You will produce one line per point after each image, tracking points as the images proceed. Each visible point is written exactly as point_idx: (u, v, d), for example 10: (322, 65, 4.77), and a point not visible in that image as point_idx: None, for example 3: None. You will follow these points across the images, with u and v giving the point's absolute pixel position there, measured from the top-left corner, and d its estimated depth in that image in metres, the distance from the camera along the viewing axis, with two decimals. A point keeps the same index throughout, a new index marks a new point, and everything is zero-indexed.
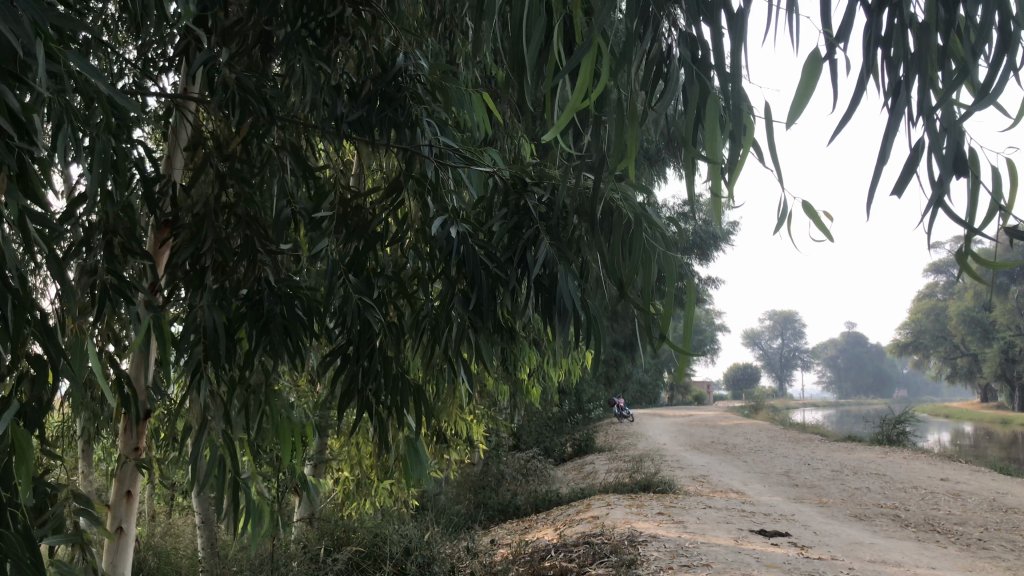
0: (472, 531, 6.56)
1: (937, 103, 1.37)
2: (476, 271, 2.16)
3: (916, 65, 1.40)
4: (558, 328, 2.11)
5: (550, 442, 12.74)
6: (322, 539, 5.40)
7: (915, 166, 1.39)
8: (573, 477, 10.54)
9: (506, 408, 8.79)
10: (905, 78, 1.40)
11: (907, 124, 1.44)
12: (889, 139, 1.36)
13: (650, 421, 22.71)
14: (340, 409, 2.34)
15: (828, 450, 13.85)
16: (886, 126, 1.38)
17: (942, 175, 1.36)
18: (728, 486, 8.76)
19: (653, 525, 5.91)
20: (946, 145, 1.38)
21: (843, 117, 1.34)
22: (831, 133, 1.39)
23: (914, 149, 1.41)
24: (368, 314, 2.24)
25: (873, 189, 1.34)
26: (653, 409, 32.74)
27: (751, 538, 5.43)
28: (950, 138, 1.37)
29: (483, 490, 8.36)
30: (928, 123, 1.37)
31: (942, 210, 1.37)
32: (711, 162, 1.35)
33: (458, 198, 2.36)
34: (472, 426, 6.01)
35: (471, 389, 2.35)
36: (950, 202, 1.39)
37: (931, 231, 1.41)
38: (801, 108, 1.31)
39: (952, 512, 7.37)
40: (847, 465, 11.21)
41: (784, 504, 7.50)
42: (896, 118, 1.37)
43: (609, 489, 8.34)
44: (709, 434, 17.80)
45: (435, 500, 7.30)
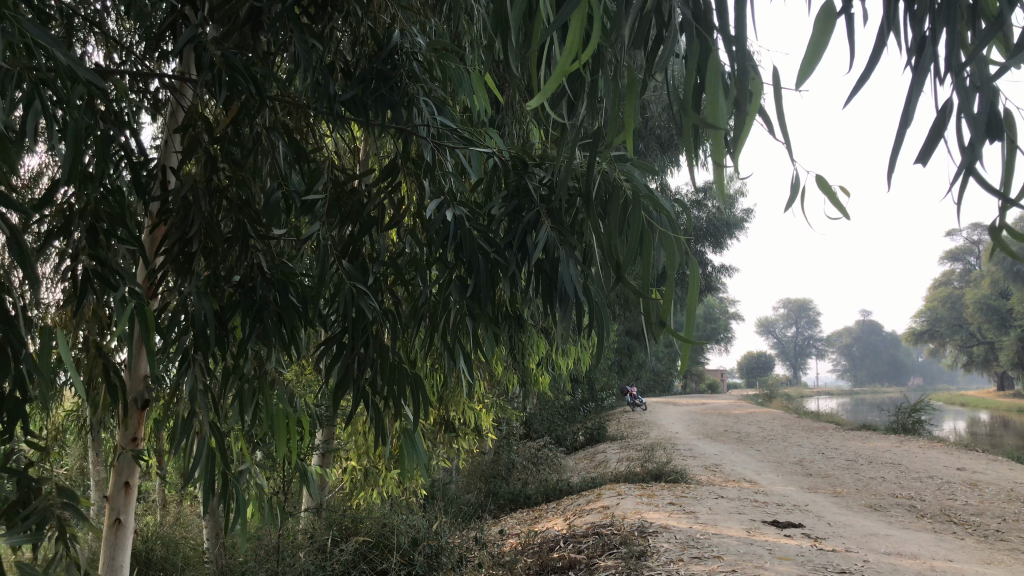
0: (481, 522, 6.48)
1: (967, 58, 1.29)
2: (473, 256, 2.07)
3: (943, 17, 1.31)
4: (559, 316, 2.02)
5: (562, 431, 12.65)
6: (329, 529, 5.34)
7: (943, 130, 1.30)
8: (585, 465, 10.46)
9: (517, 397, 8.71)
10: (932, 33, 1.32)
11: (935, 82, 1.35)
12: (914, 98, 1.27)
13: (664, 409, 22.58)
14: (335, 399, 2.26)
15: (843, 439, 13.71)
16: (911, 86, 1.29)
17: (973, 138, 1.26)
18: (740, 476, 8.66)
19: (664, 516, 5.81)
20: (976, 103, 1.29)
21: (861, 76, 1.25)
22: (849, 93, 1.30)
23: (942, 111, 1.31)
24: (361, 301, 2.16)
25: (896, 152, 1.25)
26: (667, 397, 32.61)
27: (763, 530, 5.33)
28: (979, 98, 1.27)
29: (493, 480, 8.29)
30: (957, 81, 1.28)
31: (973, 176, 1.28)
32: (715, 131, 1.26)
33: (455, 180, 2.27)
34: (481, 415, 5.93)
35: (468, 378, 2.27)
36: (982, 168, 1.30)
37: (960, 200, 1.32)
38: (813, 67, 1.21)
39: (969, 502, 7.25)
40: (862, 454, 11.09)
41: (798, 494, 7.39)
42: (919, 80, 1.28)
43: (620, 479, 8.26)
44: (722, 423, 17.67)
45: (445, 490, 7.24)
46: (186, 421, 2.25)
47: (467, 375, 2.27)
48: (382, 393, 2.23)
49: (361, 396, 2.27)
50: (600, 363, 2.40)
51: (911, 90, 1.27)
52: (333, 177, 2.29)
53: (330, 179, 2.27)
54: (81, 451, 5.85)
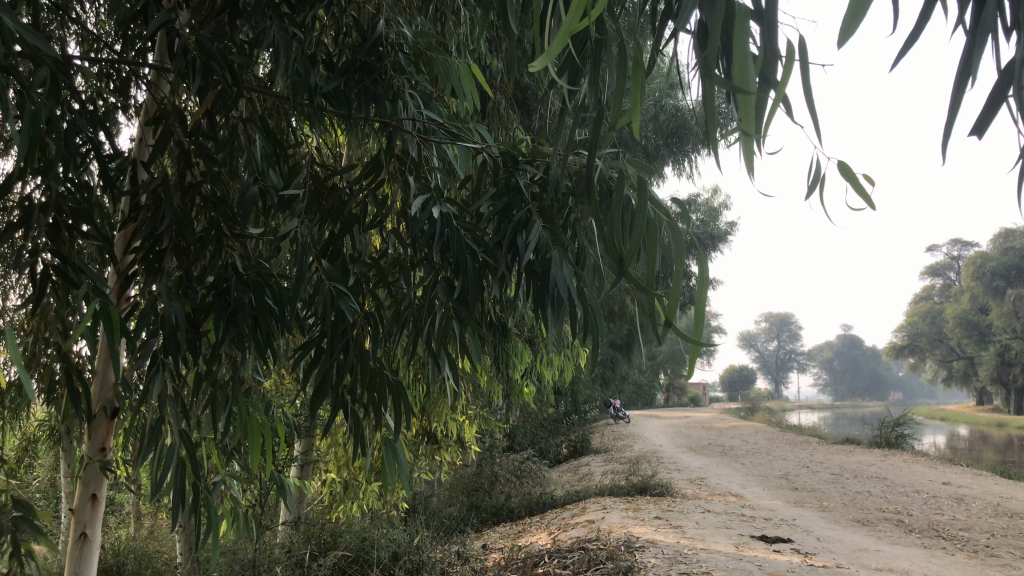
0: (464, 536, 6.35)
1: None
2: (460, 256, 1.96)
3: None
4: (552, 319, 1.90)
5: (546, 444, 12.54)
6: (306, 543, 5.18)
7: (1006, 93, 1.21)
8: (568, 478, 10.34)
9: (501, 409, 8.59)
10: None
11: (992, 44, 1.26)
12: (978, 57, 1.18)
13: (647, 423, 22.51)
14: (314, 407, 2.14)
15: (826, 453, 13.65)
16: (969, 46, 1.20)
17: None
18: (726, 490, 8.58)
19: (651, 530, 5.70)
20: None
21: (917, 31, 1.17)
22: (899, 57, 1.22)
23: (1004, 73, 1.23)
24: (341, 303, 2.04)
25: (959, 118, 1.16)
26: (650, 409, 32.55)
27: (752, 545, 5.23)
28: None
29: (476, 493, 8.16)
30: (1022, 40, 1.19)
31: None
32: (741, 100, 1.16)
33: (442, 175, 2.16)
34: (464, 427, 5.82)
35: (453, 383, 2.16)
36: None
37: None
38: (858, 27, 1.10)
39: (956, 517, 7.19)
40: (847, 468, 11.03)
41: (785, 508, 7.30)
42: (975, 41, 1.20)
43: (605, 492, 8.14)
44: (705, 437, 17.62)
45: (426, 503, 7.11)
46: (152, 429, 2.11)
47: (451, 380, 2.16)
48: (363, 400, 2.11)
49: (341, 404, 2.15)
50: (592, 371, 2.30)
51: (970, 52, 1.19)
52: (313, 171, 2.18)
53: (310, 173, 2.16)
54: (52, 460, 5.67)
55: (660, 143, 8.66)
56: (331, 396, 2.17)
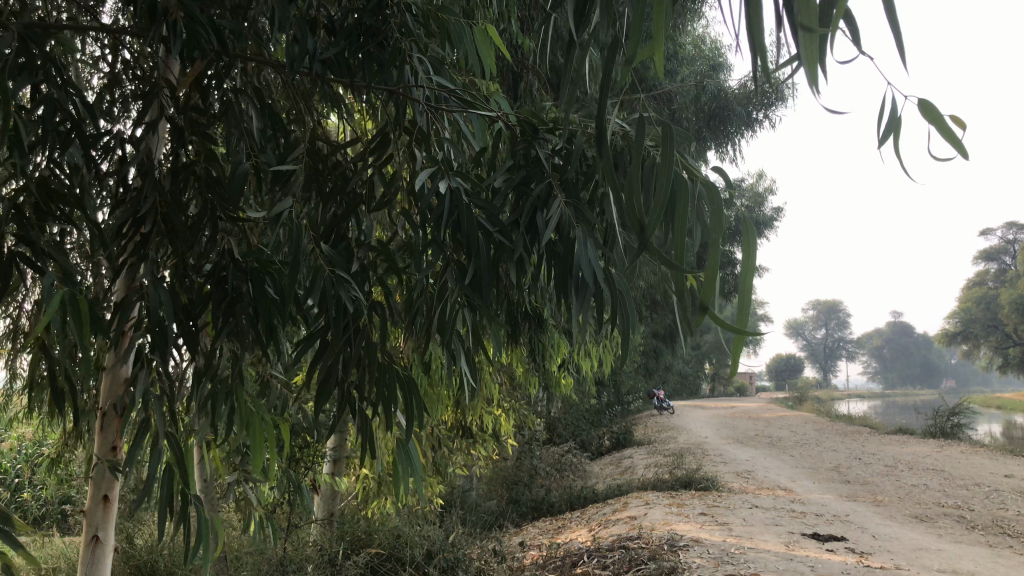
0: (500, 533, 6.15)
1: None
2: (471, 237, 1.74)
3: None
4: (567, 311, 1.67)
5: (588, 436, 12.28)
6: (340, 540, 4.96)
7: None
8: (611, 472, 10.10)
9: (540, 400, 8.37)
10: None
11: None
12: None
13: (692, 413, 22.10)
14: (316, 406, 1.95)
15: (879, 444, 13.18)
16: None
17: None
18: (775, 483, 8.27)
19: (695, 528, 5.45)
20: None
21: None
22: None
23: None
24: (341, 290, 1.84)
25: None
26: (695, 400, 32.05)
27: (803, 543, 4.96)
28: None
29: (516, 486, 7.96)
30: None
31: None
32: None
33: (453, 148, 1.94)
34: (501, 421, 5.62)
35: (467, 376, 1.96)
36: None
37: None
38: None
39: (1021, 512, 6.80)
40: (902, 459, 10.62)
41: (837, 503, 6.98)
42: None
43: (648, 486, 7.88)
44: (752, 427, 17.22)
45: (463, 497, 6.92)
46: (142, 430, 1.94)
47: (465, 373, 1.96)
48: (368, 399, 1.92)
49: (346, 402, 1.96)
50: (621, 364, 2.10)
51: None
52: (311, 146, 1.97)
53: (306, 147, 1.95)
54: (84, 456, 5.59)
55: (703, 125, 8.35)
56: (336, 393, 1.98)
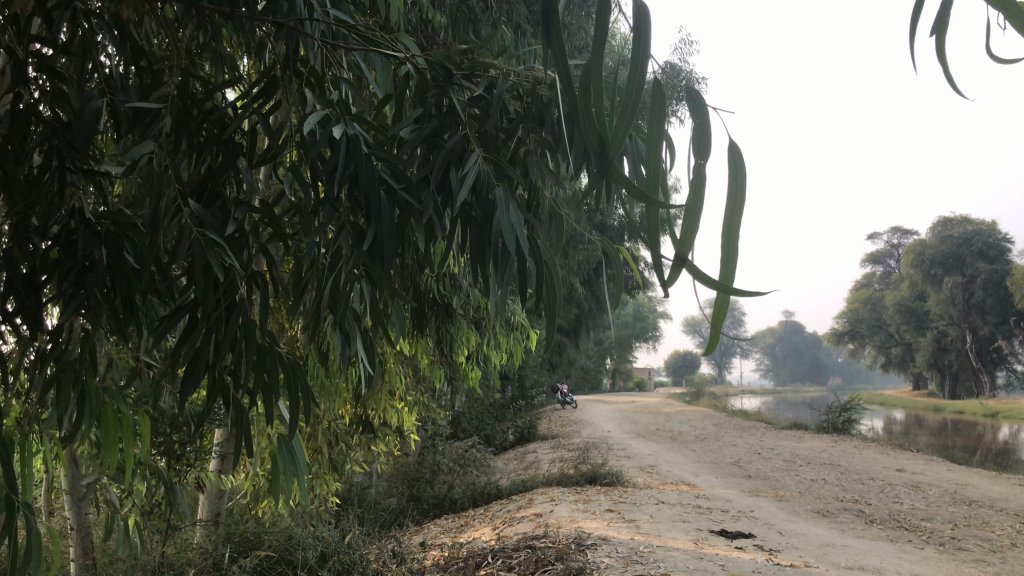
0: (399, 532, 5.85)
1: None
2: (371, 195, 1.46)
3: None
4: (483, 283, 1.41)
5: (491, 431, 12.06)
6: (225, 543, 4.51)
7: None
8: (515, 468, 9.88)
9: (444, 394, 8.08)
10: None
11: None
12: None
13: (594, 408, 22.16)
14: (183, 392, 1.64)
15: (776, 438, 13.44)
16: None
17: None
18: (678, 478, 8.23)
19: (602, 525, 5.28)
20: None
21: None
22: None
23: None
24: (212, 256, 1.53)
25: None
26: (597, 395, 32.32)
27: (712, 541, 4.85)
28: None
29: (417, 482, 7.66)
30: None
31: None
32: None
33: (352, 92, 1.64)
34: (404, 415, 5.32)
35: (364, 359, 1.69)
36: None
37: None
38: None
39: (915, 506, 6.93)
40: (799, 454, 10.79)
41: (741, 498, 6.96)
42: None
43: (553, 482, 7.70)
44: (654, 422, 17.35)
45: (362, 494, 6.59)
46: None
47: (362, 356, 1.69)
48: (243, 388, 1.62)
49: (219, 390, 1.65)
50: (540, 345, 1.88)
51: None
52: (181, 84, 1.65)
53: (175, 86, 1.63)
54: None
55: None
56: (206, 379, 1.67)
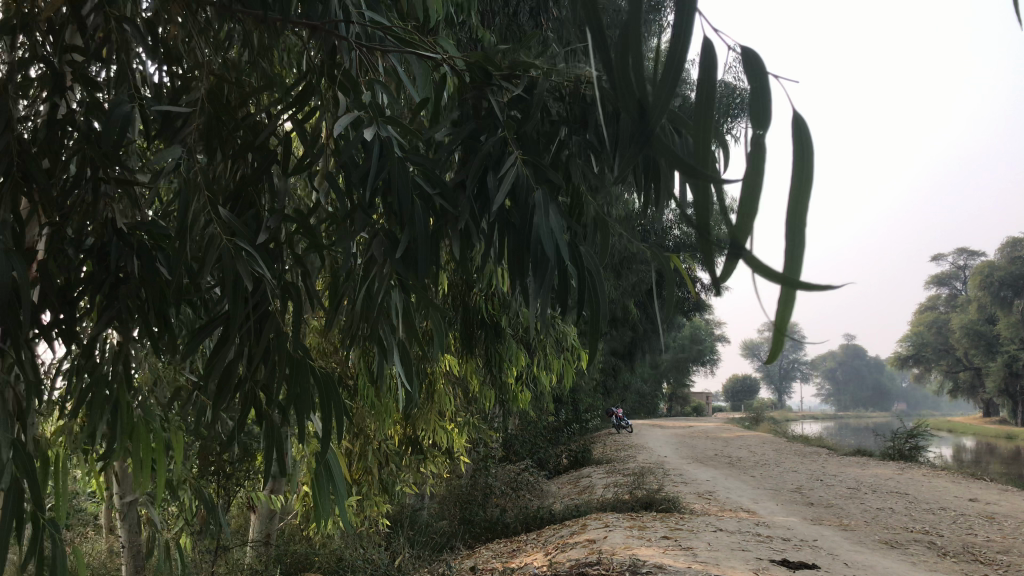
0: (449, 556, 5.75)
1: None
2: (405, 200, 1.38)
3: None
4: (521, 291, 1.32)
5: (545, 454, 11.90)
6: (275, 563, 4.46)
7: None
8: (568, 492, 9.71)
9: (496, 415, 7.98)
10: None
11: None
12: None
13: (650, 433, 21.79)
14: (212, 406, 1.57)
15: (839, 465, 12.98)
16: None
17: None
18: (737, 505, 7.97)
19: (658, 553, 5.11)
20: None
21: None
22: None
23: None
24: (240, 265, 1.46)
25: None
26: (653, 419, 31.86)
27: (773, 571, 4.65)
28: None
29: (469, 505, 7.57)
30: None
31: None
32: None
33: (386, 93, 1.57)
34: (454, 437, 5.23)
35: (400, 372, 1.62)
36: None
37: None
38: None
39: (991, 538, 6.58)
40: (863, 481, 10.40)
41: (803, 527, 6.69)
42: None
43: (607, 508, 7.52)
44: (711, 447, 16.97)
45: (413, 516, 6.51)
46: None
47: (397, 367, 1.62)
48: (274, 402, 1.56)
49: (250, 404, 1.59)
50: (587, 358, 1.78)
51: None
52: (212, 87, 1.60)
53: (206, 90, 1.59)
54: None
55: None
56: (236, 392, 1.60)
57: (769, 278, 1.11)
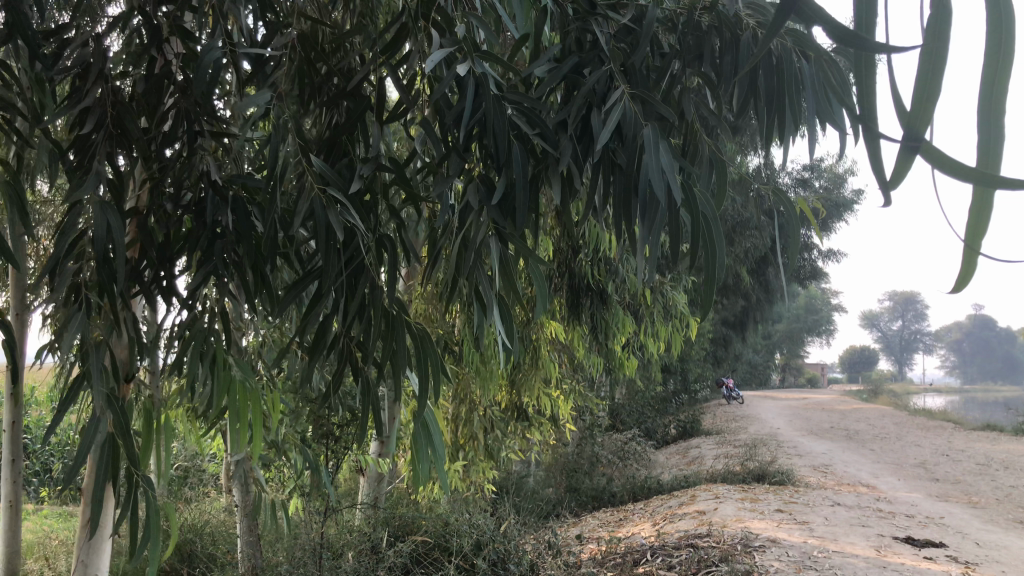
0: (555, 523, 5.70)
1: None
2: (502, 142, 1.28)
3: None
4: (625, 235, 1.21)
5: (653, 424, 11.72)
6: (383, 525, 4.50)
7: None
8: (677, 462, 9.54)
9: (602, 384, 7.87)
10: None
11: None
12: None
13: (762, 404, 21.23)
14: (307, 364, 1.53)
15: (968, 440, 12.27)
16: None
17: None
18: (856, 479, 7.63)
19: (772, 527, 4.91)
20: None
21: None
22: None
23: None
24: (331, 216, 1.40)
25: None
26: (765, 390, 31.07)
27: (897, 549, 4.39)
28: None
29: (575, 474, 7.53)
30: None
31: None
32: None
33: (483, 30, 1.46)
34: (559, 404, 5.15)
35: (500, 329, 1.53)
36: None
37: None
38: None
39: None
40: (995, 457, 9.79)
41: (929, 503, 6.33)
42: None
43: (717, 479, 7.33)
44: (827, 420, 16.35)
45: (519, 483, 6.50)
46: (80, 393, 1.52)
47: (498, 323, 1.53)
48: (369, 359, 1.50)
49: (345, 361, 1.54)
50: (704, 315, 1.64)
51: None
52: (304, 31, 1.53)
53: (297, 35, 1.53)
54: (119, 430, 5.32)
55: None
56: (331, 350, 1.56)
57: (959, 174, 0.96)
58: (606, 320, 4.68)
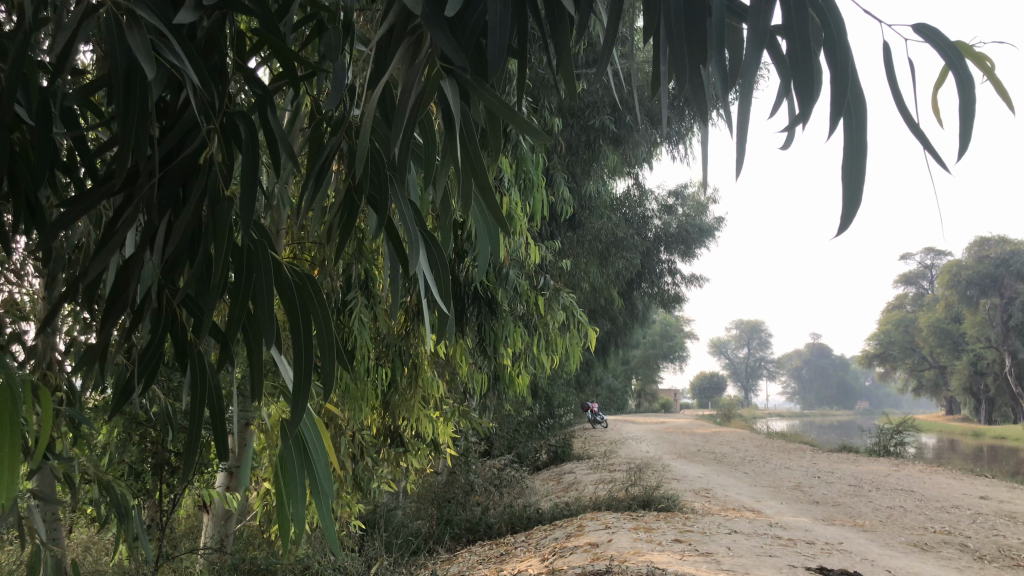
0: (431, 563, 5.00)
1: None
2: None
3: None
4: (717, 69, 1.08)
5: (524, 450, 11.19)
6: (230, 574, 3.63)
7: None
8: (553, 489, 9.03)
9: (476, 405, 7.27)
10: None
11: None
12: None
13: (627, 428, 21.15)
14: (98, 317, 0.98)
15: (832, 462, 12.37)
16: None
17: None
18: (739, 503, 7.35)
19: (675, 560, 4.44)
20: None
21: None
22: None
23: None
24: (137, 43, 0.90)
25: None
26: (626, 415, 31.28)
27: None
28: None
29: (448, 504, 6.86)
30: None
31: None
32: None
33: None
34: (440, 425, 4.50)
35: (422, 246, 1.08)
36: None
37: None
38: None
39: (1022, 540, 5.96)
40: (863, 479, 9.81)
41: (819, 528, 6.07)
42: None
43: (601, 507, 6.86)
44: (694, 444, 16.31)
45: (387, 516, 5.75)
46: None
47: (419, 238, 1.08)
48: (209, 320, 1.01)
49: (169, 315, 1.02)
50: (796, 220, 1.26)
51: None
52: None
53: None
54: None
55: None
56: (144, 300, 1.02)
57: None
58: (496, 330, 4.17)
